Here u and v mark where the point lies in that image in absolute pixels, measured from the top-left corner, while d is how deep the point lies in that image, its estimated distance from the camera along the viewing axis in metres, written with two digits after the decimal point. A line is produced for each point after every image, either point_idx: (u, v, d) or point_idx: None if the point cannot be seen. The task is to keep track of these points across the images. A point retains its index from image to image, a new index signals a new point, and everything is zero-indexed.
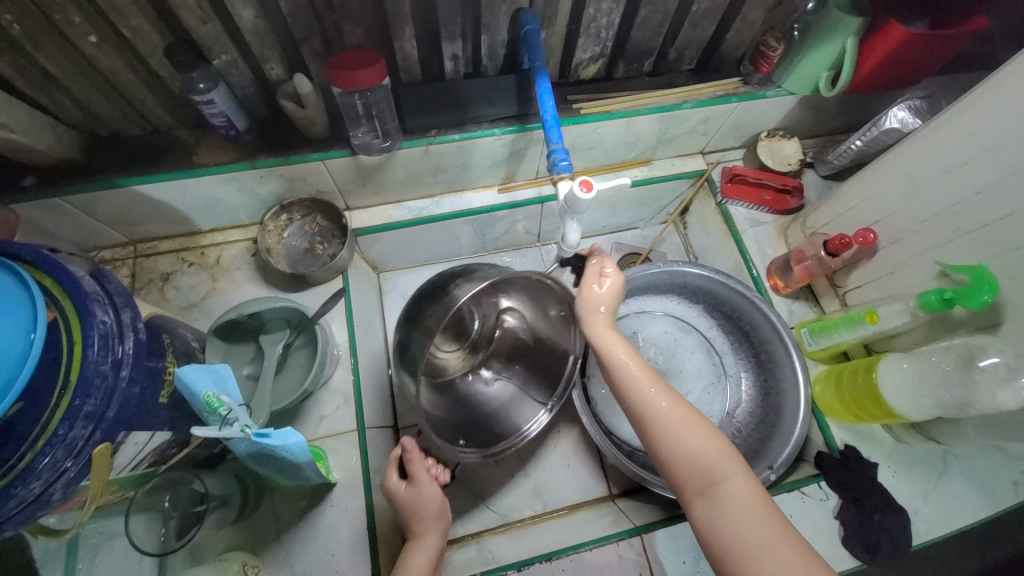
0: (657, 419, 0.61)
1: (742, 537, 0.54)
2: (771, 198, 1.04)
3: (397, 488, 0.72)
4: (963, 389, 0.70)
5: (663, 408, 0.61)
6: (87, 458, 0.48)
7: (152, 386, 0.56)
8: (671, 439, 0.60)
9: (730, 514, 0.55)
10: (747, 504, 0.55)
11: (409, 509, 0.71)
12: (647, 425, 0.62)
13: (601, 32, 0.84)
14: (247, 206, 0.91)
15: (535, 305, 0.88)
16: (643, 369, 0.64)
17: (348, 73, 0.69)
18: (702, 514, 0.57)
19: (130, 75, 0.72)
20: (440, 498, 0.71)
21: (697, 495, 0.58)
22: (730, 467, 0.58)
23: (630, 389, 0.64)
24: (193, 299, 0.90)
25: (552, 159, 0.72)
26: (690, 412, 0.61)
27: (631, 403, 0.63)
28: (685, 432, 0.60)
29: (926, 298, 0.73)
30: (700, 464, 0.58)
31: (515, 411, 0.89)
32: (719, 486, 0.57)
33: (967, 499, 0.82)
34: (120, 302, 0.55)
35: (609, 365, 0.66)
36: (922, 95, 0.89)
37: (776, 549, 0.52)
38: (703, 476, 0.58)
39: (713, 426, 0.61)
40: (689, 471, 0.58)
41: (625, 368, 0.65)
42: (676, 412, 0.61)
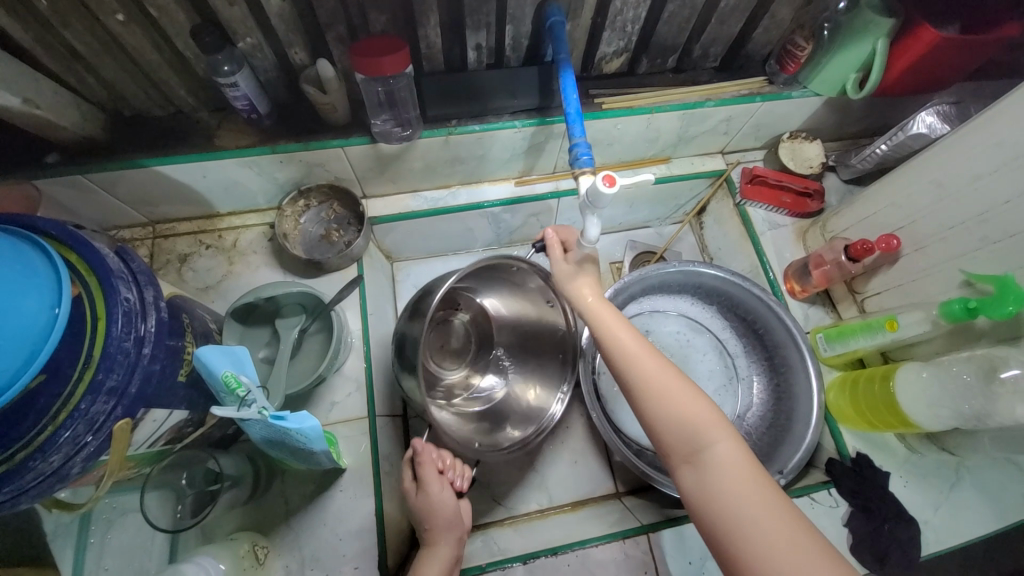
0: (642, 385, 0.60)
1: (726, 506, 0.53)
2: (791, 201, 1.03)
3: (412, 492, 0.74)
4: (983, 400, 0.68)
5: (649, 374, 0.61)
6: (108, 433, 0.50)
7: (171, 364, 0.57)
8: (656, 405, 0.59)
9: (715, 479, 0.54)
10: (732, 471, 0.54)
11: (421, 514, 0.72)
12: (632, 391, 0.61)
13: (626, 26, 0.83)
14: (265, 190, 0.91)
15: (513, 290, 0.93)
16: (634, 337, 0.64)
17: (372, 60, 0.69)
18: (687, 479, 0.57)
19: (155, 55, 0.72)
20: (452, 506, 0.72)
21: (683, 461, 0.57)
22: (717, 432, 0.57)
23: (618, 356, 0.64)
24: (209, 282, 0.90)
25: (574, 153, 0.72)
26: (680, 379, 0.60)
27: (618, 369, 0.63)
28: (671, 397, 0.59)
29: (949, 307, 0.72)
30: (684, 429, 0.57)
31: (530, 402, 0.89)
32: (705, 452, 0.56)
33: (978, 511, 0.81)
34: (143, 280, 0.55)
35: (599, 333, 0.66)
36: (952, 100, 0.87)
37: (760, 519, 0.51)
38: (687, 441, 0.57)
39: (703, 393, 0.60)
40: (675, 437, 0.58)
41: (613, 335, 0.65)
42: (664, 378, 0.60)
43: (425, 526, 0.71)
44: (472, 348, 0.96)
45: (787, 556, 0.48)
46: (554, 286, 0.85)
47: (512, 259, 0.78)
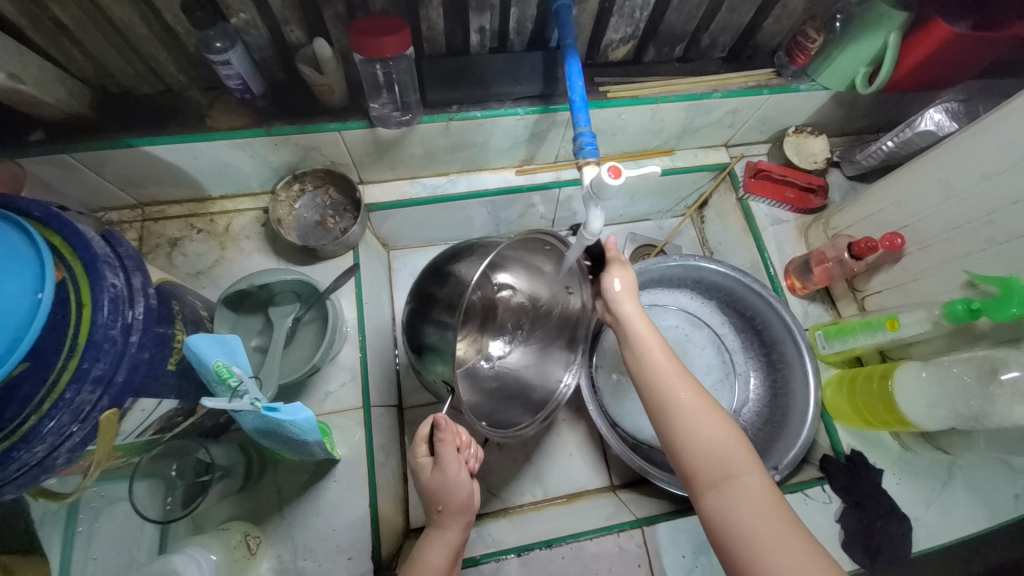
0: (676, 407, 0.61)
1: (755, 536, 0.52)
2: (794, 196, 1.02)
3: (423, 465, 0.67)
4: (982, 401, 0.68)
5: (687, 398, 0.61)
6: (94, 423, 0.48)
7: (160, 353, 0.55)
8: (690, 429, 0.59)
9: (741, 510, 0.54)
10: (761, 501, 0.54)
11: (431, 495, 0.65)
12: (666, 411, 0.61)
13: (635, 12, 0.81)
14: (258, 174, 0.88)
15: (529, 266, 0.84)
16: (670, 359, 0.64)
17: (371, 40, 0.67)
18: (711, 506, 0.56)
19: (144, 29, 0.69)
20: (466, 493, 0.65)
21: (709, 487, 0.56)
22: (746, 464, 0.56)
23: (652, 375, 0.64)
24: (201, 267, 0.88)
25: (578, 142, 0.70)
26: (713, 406, 0.61)
27: (653, 388, 0.63)
28: (705, 423, 0.59)
29: (951, 307, 0.71)
30: (716, 455, 0.57)
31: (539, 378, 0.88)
32: (734, 480, 0.55)
33: (968, 510, 0.82)
34: (131, 266, 0.53)
35: (637, 350, 0.66)
36: (960, 97, 0.86)
37: (791, 553, 0.50)
38: (717, 469, 0.57)
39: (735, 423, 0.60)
40: (705, 461, 0.57)
41: (651, 355, 0.65)
42: (697, 403, 0.61)
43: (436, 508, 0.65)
44: (478, 321, 0.87)
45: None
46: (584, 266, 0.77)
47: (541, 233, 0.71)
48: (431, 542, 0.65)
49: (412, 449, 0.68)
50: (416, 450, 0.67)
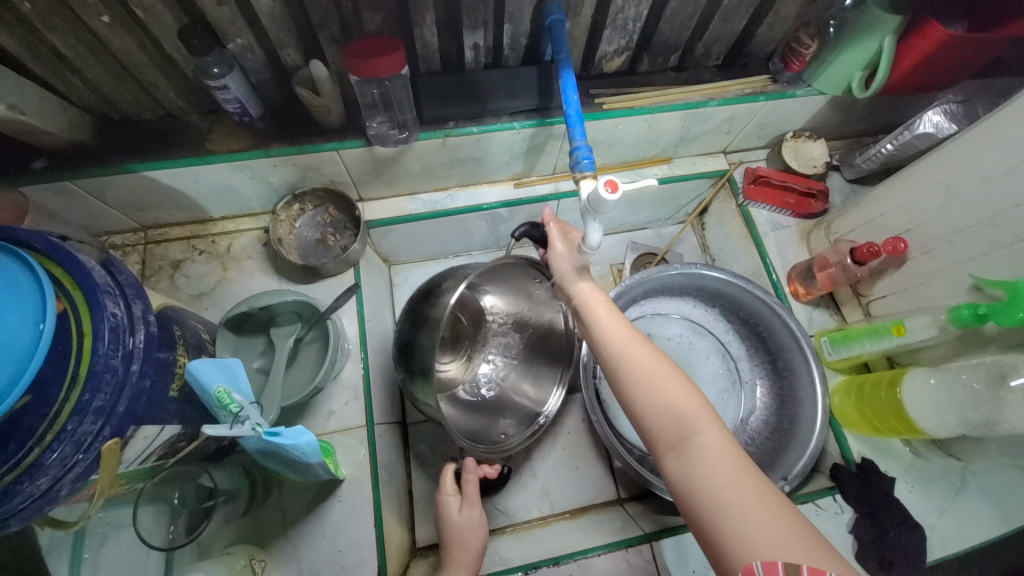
0: (630, 372, 0.59)
1: (713, 494, 0.51)
2: (794, 202, 1.01)
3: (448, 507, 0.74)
4: (993, 408, 0.67)
5: (640, 361, 0.60)
6: (95, 453, 0.47)
7: (162, 379, 0.55)
8: (645, 393, 0.58)
9: (700, 469, 0.53)
10: (718, 457, 0.53)
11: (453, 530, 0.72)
12: (621, 379, 0.60)
13: (627, 24, 0.81)
14: (258, 194, 0.88)
15: (513, 289, 0.89)
16: (624, 328, 0.64)
17: (366, 61, 0.67)
18: (672, 469, 0.55)
19: (142, 57, 0.70)
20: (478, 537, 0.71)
21: (669, 449, 0.55)
22: (702, 420, 0.55)
23: (607, 346, 0.63)
24: (203, 288, 0.89)
25: (575, 156, 0.70)
26: (666, 367, 0.59)
27: (607, 357, 0.62)
28: (659, 386, 0.58)
29: (956, 313, 0.71)
30: (672, 417, 0.56)
31: (533, 394, 0.89)
32: (691, 440, 0.54)
33: (984, 517, 0.80)
34: (131, 294, 0.54)
35: (590, 320, 0.66)
36: (958, 99, 0.85)
37: (748, 508, 0.49)
38: (673, 429, 0.55)
39: (690, 382, 0.58)
40: (661, 425, 0.56)
41: (604, 324, 0.65)
42: (651, 366, 0.59)
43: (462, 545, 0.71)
44: (468, 343, 0.92)
45: (769, 544, 0.46)
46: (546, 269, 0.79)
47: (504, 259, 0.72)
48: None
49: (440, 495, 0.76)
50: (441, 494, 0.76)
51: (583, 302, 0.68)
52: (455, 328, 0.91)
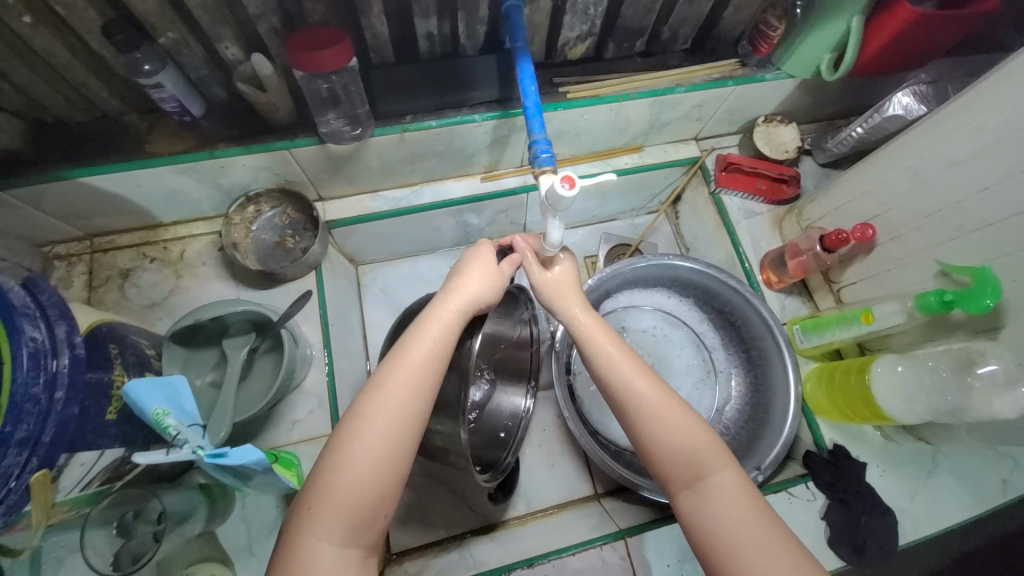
0: (640, 410, 0.59)
1: (732, 538, 0.52)
2: (766, 188, 0.99)
3: (436, 355, 0.57)
4: (959, 395, 0.67)
5: (649, 399, 0.59)
6: (25, 486, 0.45)
7: (95, 403, 0.52)
8: (657, 435, 0.57)
9: (718, 510, 0.54)
10: (734, 498, 0.54)
11: (445, 342, 0.58)
12: (631, 417, 0.59)
13: (588, 9, 0.77)
14: (209, 197, 0.84)
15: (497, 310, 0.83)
16: (627, 358, 0.62)
17: (308, 55, 0.63)
18: (686, 508, 0.56)
19: (69, 57, 0.65)
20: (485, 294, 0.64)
21: (683, 488, 0.56)
22: (716, 460, 0.56)
23: (611, 377, 0.61)
24: (155, 298, 0.85)
25: (533, 150, 0.67)
26: (675, 402, 0.59)
27: (615, 393, 0.61)
28: (671, 423, 0.58)
29: (924, 300, 0.70)
30: (685, 457, 0.56)
31: (503, 402, 0.91)
32: (706, 480, 0.55)
33: (954, 498, 0.81)
34: (54, 315, 0.49)
35: (590, 354, 0.64)
36: (928, 79, 0.83)
37: (768, 550, 0.50)
38: (688, 468, 0.56)
39: (701, 418, 0.59)
40: (674, 463, 0.56)
41: (608, 357, 0.62)
42: (660, 400, 0.59)
43: (379, 514, 0.51)
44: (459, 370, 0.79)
45: None
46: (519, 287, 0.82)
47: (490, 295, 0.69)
48: (328, 537, 0.49)
49: (461, 267, 0.65)
50: (466, 268, 0.65)
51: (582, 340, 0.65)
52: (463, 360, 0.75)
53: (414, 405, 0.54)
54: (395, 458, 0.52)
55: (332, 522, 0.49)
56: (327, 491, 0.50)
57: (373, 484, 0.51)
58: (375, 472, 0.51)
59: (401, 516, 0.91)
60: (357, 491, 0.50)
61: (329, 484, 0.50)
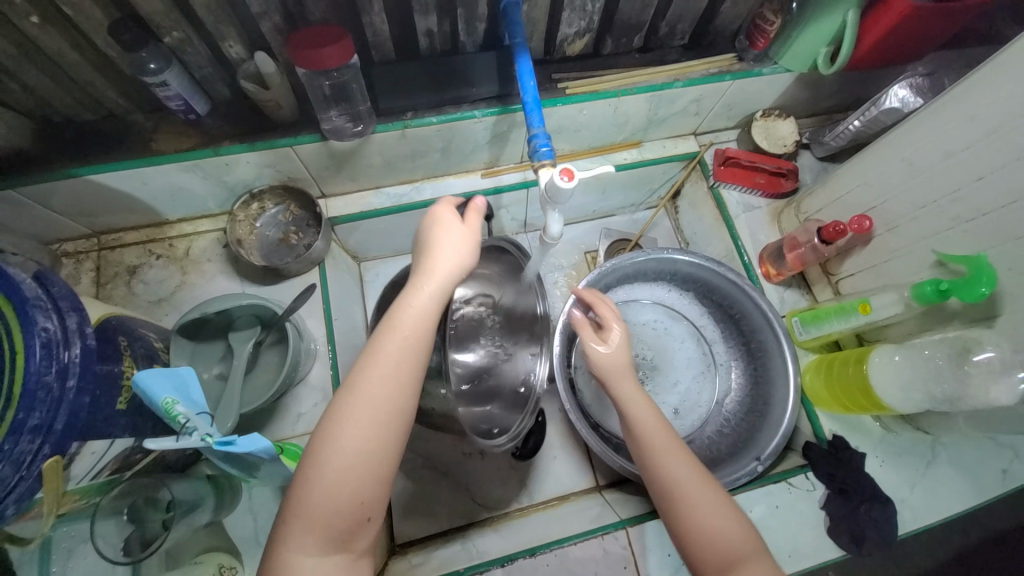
0: (680, 492, 0.61)
1: None
2: (764, 181, 1.00)
3: (409, 351, 0.54)
4: (957, 383, 0.67)
5: (691, 482, 0.61)
6: (37, 472, 0.46)
7: (106, 393, 0.54)
8: (695, 517, 0.59)
9: None
10: None
11: (419, 334, 0.55)
12: (671, 499, 0.61)
13: (586, 5, 0.78)
14: (213, 195, 0.86)
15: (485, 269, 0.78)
16: (671, 439, 0.65)
17: (310, 52, 0.64)
18: None
19: (76, 56, 0.66)
20: (455, 262, 0.60)
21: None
22: (751, 550, 0.57)
23: (654, 457, 0.64)
24: (162, 294, 0.86)
25: (533, 144, 0.67)
26: (715, 488, 0.61)
27: (658, 473, 0.63)
28: (711, 510, 0.59)
29: (920, 290, 0.70)
30: (721, 545, 0.57)
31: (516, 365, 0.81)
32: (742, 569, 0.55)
33: (954, 488, 0.82)
34: (65, 306, 0.50)
35: (635, 432, 0.66)
36: (924, 72, 0.84)
37: None
38: (724, 556, 0.56)
39: (741, 510, 0.60)
40: (711, 549, 0.57)
41: (652, 435, 0.65)
42: (702, 487, 0.61)
43: (360, 520, 0.51)
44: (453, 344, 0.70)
45: None
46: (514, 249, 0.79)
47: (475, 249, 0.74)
48: (305, 548, 0.49)
49: (432, 240, 0.60)
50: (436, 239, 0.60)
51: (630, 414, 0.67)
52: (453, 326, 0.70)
53: (392, 408, 0.53)
54: (373, 461, 0.51)
55: (309, 530, 0.49)
56: (306, 501, 0.49)
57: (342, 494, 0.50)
58: (352, 479, 0.50)
59: (404, 508, 0.92)
60: (334, 501, 0.50)
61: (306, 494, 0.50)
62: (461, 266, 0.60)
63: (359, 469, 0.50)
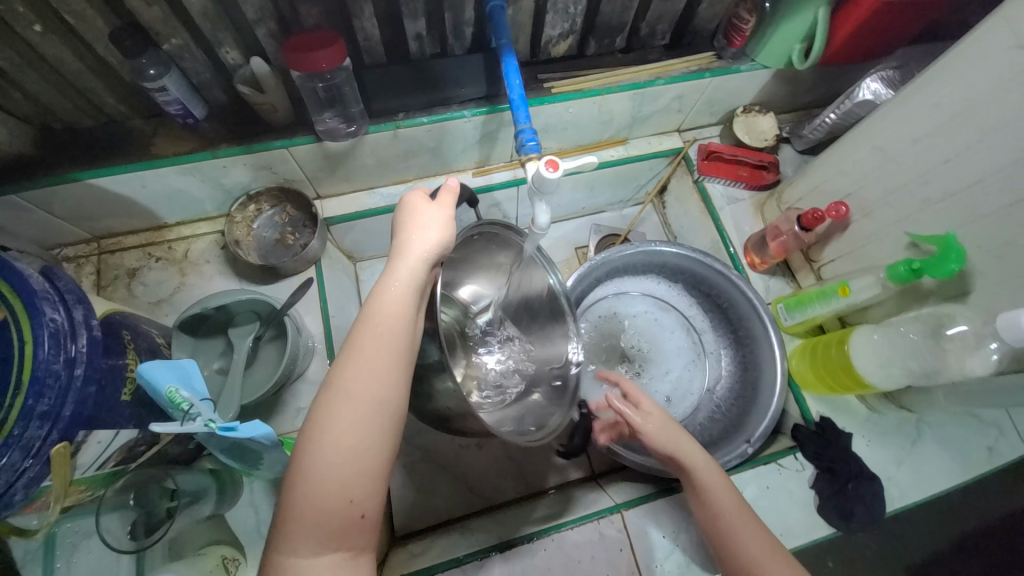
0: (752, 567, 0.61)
1: None
2: (746, 174, 1.04)
3: (390, 339, 0.56)
4: (934, 357, 0.70)
5: (763, 557, 0.61)
6: (45, 458, 0.47)
7: (111, 383, 0.55)
8: None
9: None
10: None
11: (396, 318, 0.57)
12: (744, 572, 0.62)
13: (568, 8, 0.82)
14: (211, 197, 0.88)
15: (485, 267, 0.85)
16: (739, 508, 0.66)
17: (304, 56, 0.67)
18: None
19: (79, 64, 0.69)
20: (432, 242, 0.62)
21: None
22: None
23: (725, 527, 0.65)
24: (161, 295, 0.88)
25: (520, 139, 0.70)
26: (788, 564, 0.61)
27: (732, 545, 0.64)
28: None
29: (894, 270, 0.73)
30: None
31: (545, 356, 0.85)
32: None
33: (938, 465, 0.84)
34: (72, 300, 0.53)
35: (704, 500, 0.67)
36: (895, 65, 0.88)
37: None
38: None
39: None
40: None
41: (721, 505, 0.66)
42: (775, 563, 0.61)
43: (353, 516, 0.50)
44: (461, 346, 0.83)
45: None
46: (511, 232, 0.77)
47: (472, 230, 0.72)
48: (299, 551, 0.48)
49: (403, 228, 0.62)
50: (409, 227, 0.62)
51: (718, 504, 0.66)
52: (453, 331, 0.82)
53: (375, 399, 0.53)
54: (360, 452, 0.51)
55: (305, 532, 0.49)
56: (296, 501, 0.49)
57: (329, 492, 0.49)
58: (340, 475, 0.50)
59: (403, 501, 0.93)
60: (326, 497, 0.49)
61: (296, 497, 0.49)
62: (438, 247, 0.62)
63: (346, 460, 0.50)
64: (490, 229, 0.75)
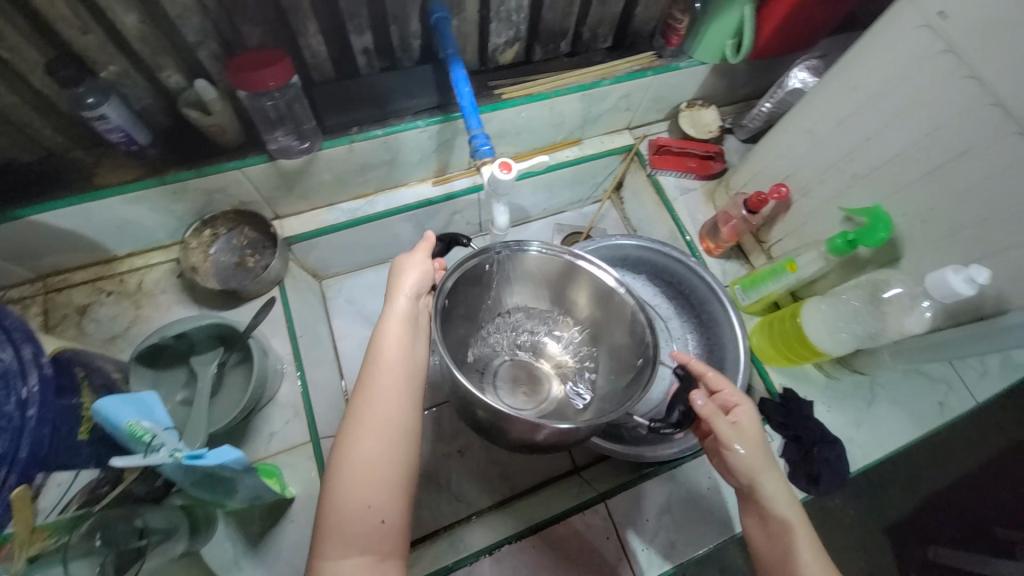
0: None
1: None
2: (696, 165, 1.09)
3: (393, 368, 0.61)
4: (874, 319, 0.76)
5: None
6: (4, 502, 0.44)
7: (68, 423, 0.53)
8: None
9: None
10: None
11: (393, 348, 0.62)
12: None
13: (511, 16, 0.84)
14: (163, 225, 0.85)
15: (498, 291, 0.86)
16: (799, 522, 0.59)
17: (249, 75, 0.67)
18: None
19: (11, 98, 0.66)
20: (413, 277, 0.68)
21: None
22: None
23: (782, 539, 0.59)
24: (116, 330, 0.84)
25: (473, 144, 0.72)
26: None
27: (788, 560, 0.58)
28: None
29: (832, 243, 0.79)
30: None
31: (612, 332, 0.84)
32: None
33: (893, 422, 0.90)
34: (19, 337, 0.50)
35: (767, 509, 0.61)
36: (818, 54, 0.94)
37: None
38: None
39: None
40: None
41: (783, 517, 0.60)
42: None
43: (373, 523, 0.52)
44: (533, 373, 0.89)
45: None
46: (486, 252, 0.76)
47: (466, 269, 0.75)
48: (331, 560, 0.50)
49: (393, 272, 0.69)
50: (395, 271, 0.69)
51: (783, 519, 0.59)
52: (516, 371, 0.89)
53: (384, 418, 0.57)
54: (377, 468, 0.54)
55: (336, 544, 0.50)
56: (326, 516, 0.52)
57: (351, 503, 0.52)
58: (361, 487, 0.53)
59: None
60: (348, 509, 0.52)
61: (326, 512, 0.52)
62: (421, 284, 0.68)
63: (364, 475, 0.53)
64: (477, 258, 0.77)
